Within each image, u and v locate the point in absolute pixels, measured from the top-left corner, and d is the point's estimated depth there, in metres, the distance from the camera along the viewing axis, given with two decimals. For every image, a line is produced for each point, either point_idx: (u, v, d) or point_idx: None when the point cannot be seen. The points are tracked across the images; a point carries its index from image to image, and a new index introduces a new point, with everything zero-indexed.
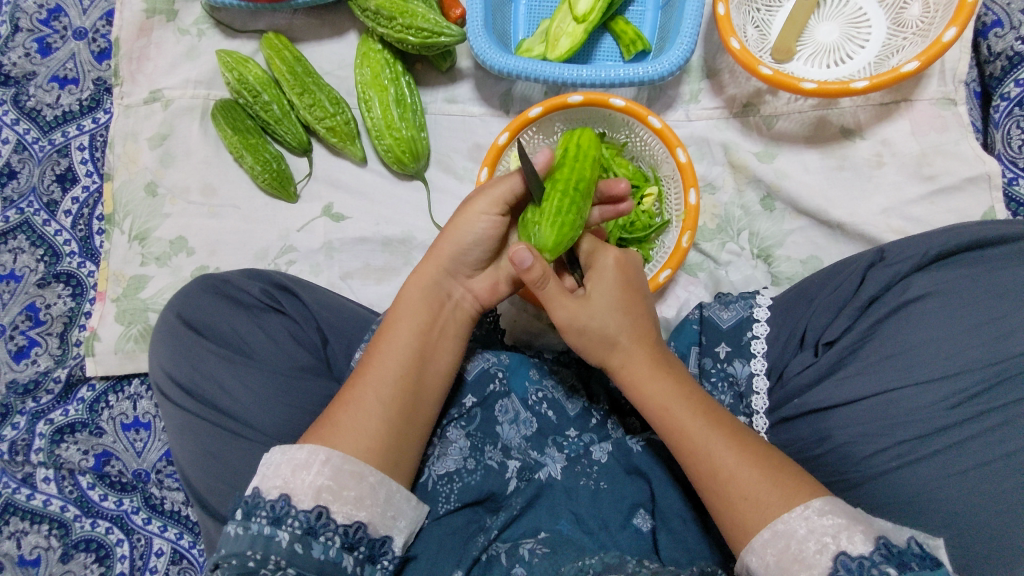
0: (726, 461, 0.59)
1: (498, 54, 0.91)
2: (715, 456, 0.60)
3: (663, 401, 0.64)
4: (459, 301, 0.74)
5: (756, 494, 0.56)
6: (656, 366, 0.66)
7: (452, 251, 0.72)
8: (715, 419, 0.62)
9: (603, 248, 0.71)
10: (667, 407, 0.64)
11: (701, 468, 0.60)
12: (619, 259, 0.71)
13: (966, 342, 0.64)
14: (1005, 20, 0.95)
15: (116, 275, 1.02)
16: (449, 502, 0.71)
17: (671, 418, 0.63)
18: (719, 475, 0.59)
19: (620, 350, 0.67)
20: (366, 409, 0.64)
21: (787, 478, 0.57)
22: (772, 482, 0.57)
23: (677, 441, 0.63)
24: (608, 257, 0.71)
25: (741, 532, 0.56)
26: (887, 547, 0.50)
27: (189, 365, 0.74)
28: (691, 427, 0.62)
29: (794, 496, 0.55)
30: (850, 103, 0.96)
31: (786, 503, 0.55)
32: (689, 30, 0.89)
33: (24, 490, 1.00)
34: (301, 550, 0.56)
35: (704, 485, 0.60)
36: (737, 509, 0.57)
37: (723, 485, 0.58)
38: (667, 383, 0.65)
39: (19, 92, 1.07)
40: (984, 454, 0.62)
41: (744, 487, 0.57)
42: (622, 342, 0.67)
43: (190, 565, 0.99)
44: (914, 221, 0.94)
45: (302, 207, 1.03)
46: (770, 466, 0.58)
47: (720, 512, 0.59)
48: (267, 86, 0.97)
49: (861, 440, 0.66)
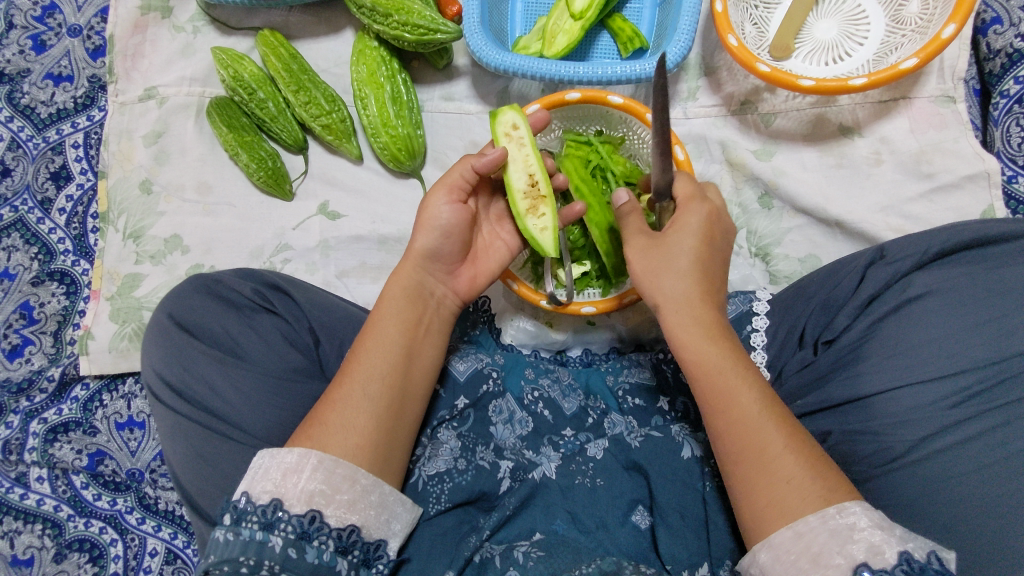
0: (774, 438, 0.58)
1: (494, 51, 0.90)
2: (762, 433, 0.58)
3: (721, 362, 0.62)
4: (441, 300, 0.75)
5: (798, 478, 0.56)
6: (719, 327, 0.64)
7: (426, 246, 0.73)
8: (772, 401, 0.60)
9: (688, 200, 0.68)
10: (730, 365, 0.61)
11: (743, 444, 0.58)
12: (711, 212, 0.68)
13: (967, 339, 0.64)
14: (1005, 16, 0.94)
15: (110, 273, 1.01)
16: (440, 503, 0.70)
17: (724, 377, 0.61)
18: (767, 447, 0.57)
19: (693, 303, 0.64)
20: (354, 405, 0.64)
21: (829, 472, 0.56)
22: (816, 472, 0.56)
23: (719, 403, 0.60)
24: (695, 209, 0.67)
25: (776, 513, 0.55)
26: (908, 563, 0.49)
27: (180, 366, 0.73)
28: (747, 397, 0.60)
29: (813, 499, 0.54)
30: (849, 100, 0.95)
31: (806, 506, 0.54)
32: (687, 26, 0.89)
33: (17, 490, 0.99)
34: (294, 555, 0.55)
35: (743, 454, 0.58)
36: (758, 511, 0.56)
37: (768, 458, 0.57)
38: (726, 342, 0.63)
39: (13, 90, 1.07)
40: (984, 457, 0.60)
41: (767, 473, 0.57)
42: (693, 294, 0.64)
43: (185, 565, 0.98)
44: (913, 219, 0.93)
45: (298, 205, 1.02)
46: (810, 452, 0.57)
47: (750, 486, 0.57)
48: (262, 84, 0.96)
49: (850, 439, 0.66)
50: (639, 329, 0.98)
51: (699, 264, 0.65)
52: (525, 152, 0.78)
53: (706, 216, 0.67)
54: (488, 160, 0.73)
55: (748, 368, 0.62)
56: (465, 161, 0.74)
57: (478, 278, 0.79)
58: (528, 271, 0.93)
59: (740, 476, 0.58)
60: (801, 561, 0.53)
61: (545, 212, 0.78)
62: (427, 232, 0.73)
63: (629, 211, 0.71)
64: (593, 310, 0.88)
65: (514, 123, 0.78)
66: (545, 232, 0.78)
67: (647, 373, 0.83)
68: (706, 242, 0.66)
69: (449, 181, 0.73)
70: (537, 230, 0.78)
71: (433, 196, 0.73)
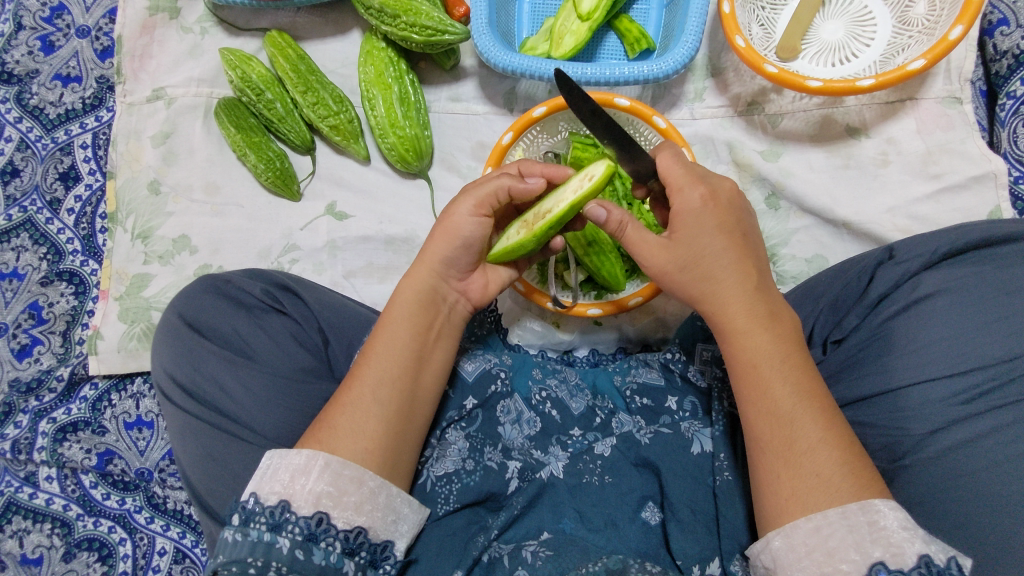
0: (807, 432, 0.57)
1: (502, 52, 0.90)
2: (795, 429, 0.57)
3: (754, 357, 0.61)
4: (454, 305, 0.75)
5: (829, 473, 0.55)
6: (753, 321, 0.62)
7: (441, 254, 0.72)
8: (807, 392, 0.59)
9: (686, 182, 0.64)
10: (765, 365, 0.60)
11: (774, 441, 0.58)
12: (707, 196, 0.64)
13: (977, 339, 0.64)
14: (1011, 18, 0.94)
15: (119, 274, 1.02)
16: (449, 503, 0.70)
17: (759, 375, 0.60)
18: (796, 442, 0.57)
19: (722, 295, 0.63)
20: (365, 409, 0.64)
21: (861, 466, 0.56)
22: (850, 467, 0.55)
23: (754, 399, 0.60)
24: (694, 193, 0.64)
25: (798, 505, 0.55)
26: (927, 565, 0.49)
27: (190, 366, 0.73)
28: (778, 391, 0.59)
29: (838, 493, 0.54)
30: (855, 102, 0.96)
31: (831, 499, 0.54)
32: (694, 28, 0.89)
33: (26, 489, 1.00)
34: (302, 556, 0.55)
35: (771, 448, 0.58)
36: (777, 501, 0.57)
37: (796, 455, 0.57)
38: (767, 338, 0.61)
39: (22, 90, 1.07)
40: (996, 455, 0.60)
41: (788, 460, 0.57)
42: (724, 289, 0.63)
43: (193, 564, 0.99)
44: (920, 219, 0.94)
45: (305, 205, 1.02)
46: (847, 445, 0.57)
47: (773, 479, 0.57)
48: (270, 84, 0.97)
49: (862, 432, 0.67)
50: (647, 330, 0.98)
51: (723, 252, 0.63)
52: (565, 195, 0.69)
53: (701, 201, 0.64)
54: (528, 186, 0.70)
55: (780, 358, 0.60)
56: (504, 179, 0.71)
57: (490, 283, 0.78)
58: (533, 272, 0.92)
59: (766, 471, 0.58)
60: (816, 555, 0.53)
61: (517, 236, 0.74)
62: (447, 242, 0.71)
63: (621, 224, 0.65)
64: (599, 311, 0.89)
65: (592, 175, 0.67)
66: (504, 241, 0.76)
67: (655, 372, 0.82)
68: (710, 229, 0.63)
69: (479, 196, 0.70)
70: (505, 236, 0.75)
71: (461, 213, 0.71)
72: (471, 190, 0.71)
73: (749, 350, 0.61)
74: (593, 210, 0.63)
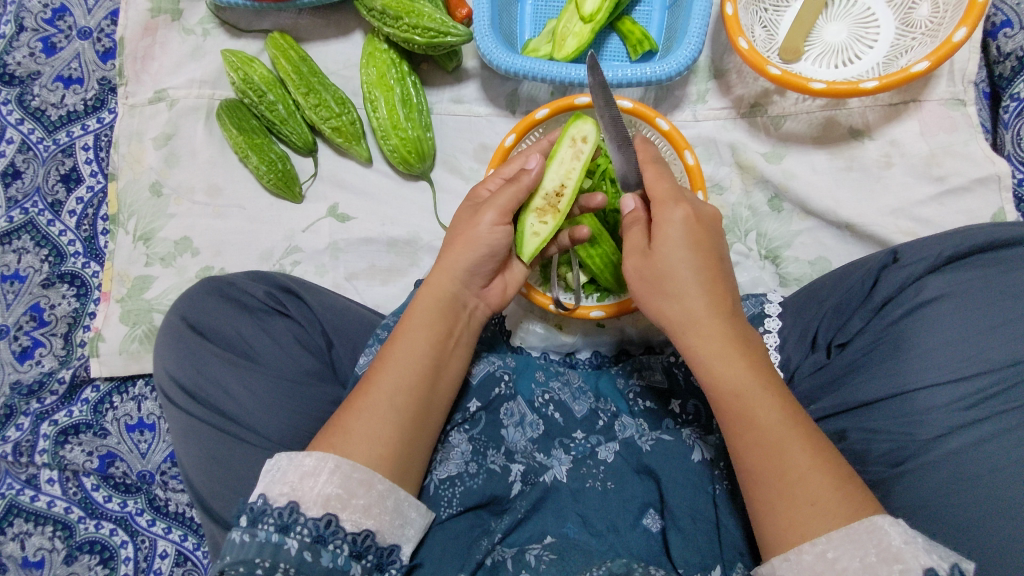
0: (798, 458, 0.57)
1: (504, 54, 0.90)
2: (787, 457, 0.57)
3: (735, 386, 0.60)
4: (473, 310, 0.75)
5: (824, 500, 0.55)
6: (731, 346, 0.61)
7: (465, 262, 0.72)
8: (794, 418, 0.59)
9: (673, 200, 0.65)
10: (748, 392, 0.60)
11: (766, 470, 0.57)
12: (689, 216, 0.64)
13: (982, 343, 0.64)
14: (1015, 19, 0.94)
15: (121, 275, 1.02)
16: (452, 506, 0.70)
17: (743, 404, 0.60)
18: (790, 468, 0.57)
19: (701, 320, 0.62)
20: (378, 416, 0.63)
21: (853, 488, 0.55)
22: (844, 493, 0.55)
23: (741, 428, 0.59)
24: (679, 211, 0.64)
25: (797, 530, 0.55)
26: None
27: (193, 368, 0.73)
28: (765, 417, 0.59)
29: (829, 518, 0.54)
30: (859, 104, 0.95)
31: (825, 526, 0.54)
32: (697, 29, 0.89)
33: (28, 492, 1.00)
34: (310, 558, 0.55)
35: (764, 475, 0.57)
36: (777, 529, 0.56)
37: (790, 484, 0.56)
38: (745, 366, 0.61)
39: (24, 92, 1.07)
40: (1001, 460, 0.60)
41: (784, 488, 0.56)
42: (700, 315, 0.62)
43: (195, 567, 0.98)
44: (924, 221, 0.93)
45: (308, 207, 1.02)
46: (837, 470, 0.57)
47: (772, 505, 0.57)
48: (272, 86, 0.97)
49: (868, 437, 0.66)
50: (650, 332, 0.98)
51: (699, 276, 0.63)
52: (569, 164, 0.78)
53: (684, 219, 0.64)
54: (534, 173, 0.73)
55: (762, 385, 0.60)
56: (517, 181, 0.72)
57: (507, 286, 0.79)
58: (537, 274, 0.92)
59: (761, 498, 0.58)
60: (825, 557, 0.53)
61: (548, 221, 0.77)
62: (468, 249, 0.72)
63: (636, 220, 0.68)
64: (603, 313, 0.88)
65: (586, 134, 0.78)
66: (536, 237, 0.78)
67: (659, 376, 0.82)
68: (692, 251, 0.63)
69: (500, 205, 0.71)
70: (529, 232, 0.77)
71: (483, 218, 0.71)
72: (490, 202, 0.72)
73: (730, 377, 0.61)
74: (625, 199, 0.69)
